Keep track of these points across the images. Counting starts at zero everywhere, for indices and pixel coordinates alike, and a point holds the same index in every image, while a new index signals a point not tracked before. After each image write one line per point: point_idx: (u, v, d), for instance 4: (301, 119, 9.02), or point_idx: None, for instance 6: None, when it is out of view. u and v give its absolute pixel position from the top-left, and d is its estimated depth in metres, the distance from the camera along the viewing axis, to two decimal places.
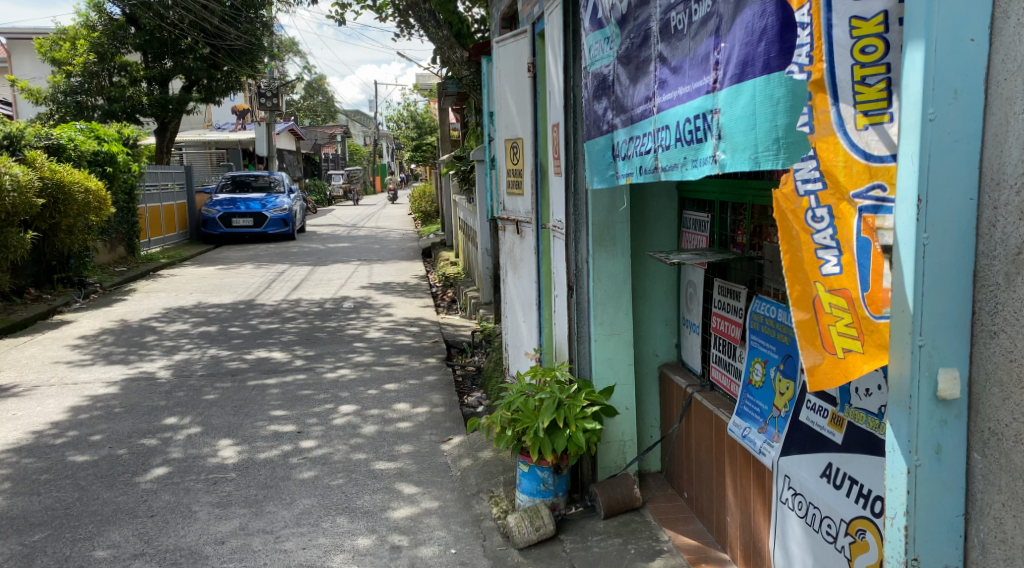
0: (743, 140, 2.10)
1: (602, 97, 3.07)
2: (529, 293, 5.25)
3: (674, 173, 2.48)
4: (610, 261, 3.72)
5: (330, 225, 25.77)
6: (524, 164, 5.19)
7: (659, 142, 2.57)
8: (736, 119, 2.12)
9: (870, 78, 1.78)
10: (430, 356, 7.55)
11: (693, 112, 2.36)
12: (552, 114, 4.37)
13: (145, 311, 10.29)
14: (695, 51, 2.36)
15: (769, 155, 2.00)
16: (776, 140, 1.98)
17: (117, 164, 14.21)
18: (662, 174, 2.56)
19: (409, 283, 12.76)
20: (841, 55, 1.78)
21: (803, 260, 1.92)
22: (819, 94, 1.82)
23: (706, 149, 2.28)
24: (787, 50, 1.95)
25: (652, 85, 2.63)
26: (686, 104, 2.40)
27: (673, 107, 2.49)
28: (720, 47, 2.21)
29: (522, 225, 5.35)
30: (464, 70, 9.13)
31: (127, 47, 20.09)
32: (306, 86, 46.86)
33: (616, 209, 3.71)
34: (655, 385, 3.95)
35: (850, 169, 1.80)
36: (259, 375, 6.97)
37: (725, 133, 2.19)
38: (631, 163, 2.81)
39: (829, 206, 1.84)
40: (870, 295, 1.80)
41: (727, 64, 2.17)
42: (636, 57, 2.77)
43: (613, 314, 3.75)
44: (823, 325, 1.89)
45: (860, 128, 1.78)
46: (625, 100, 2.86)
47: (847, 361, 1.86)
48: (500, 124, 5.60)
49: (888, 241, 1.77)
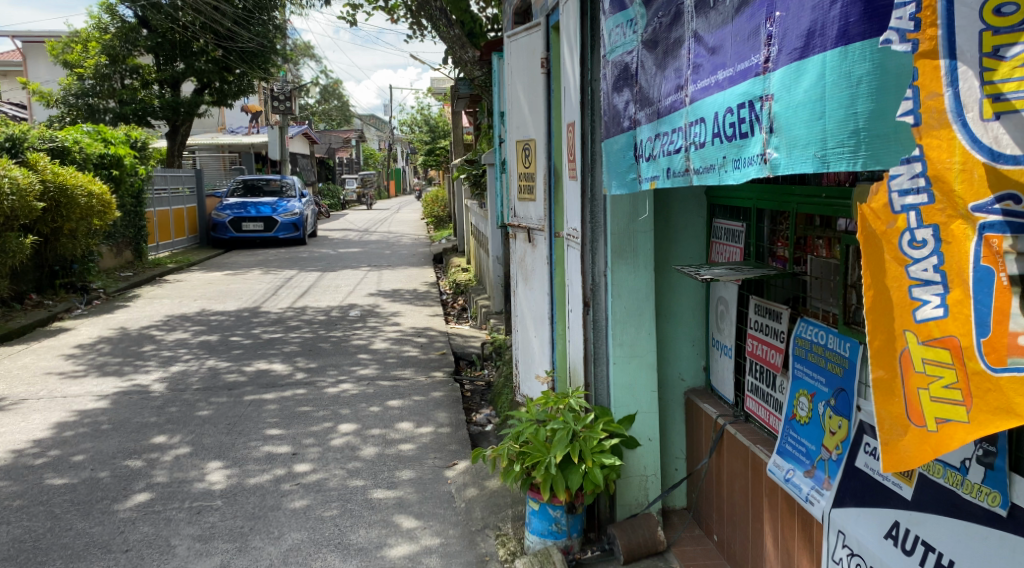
0: (804, 134, 1.74)
1: (623, 88, 2.69)
2: (540, 306, 4.89)
3: (708, 176, 2.12)
4: (631, 275, 3.35)
5: (342, 229, 25.53)
6: (536, 168, 4.82)
7: (691, 138, 2.21)
8: (797, 108, 1.76)
9: (1006, 50, 1.38)
10: (437, 369, 7.19)
11: (738, 100, 1.98)
12: (567, 111, 3.99)
13: (146, 318, 9.98)
14: (740, 26, 1.99)
15: (844, 152, 1.64)
16: (854, 134, 1.62)
17: (125, 167, 13.92)
18: (693, 177, 2.20)
19: (418, 290, 12.41)
20: (967, 15, 1.42)
21: (889, 301, 1.62)
22: (929, 71, 1.47)
23: (753, 146, 1.93)
24: (873, 13, 1.57)
25: (685, 70, 2.26)
26: (727, 92, 2.04)
27: (708, 95, 2.13)
28: (773, 17, 1.85)
29: (534, 233, 4.99)
30: (476, 70, 8.79)
31: (138, 49, 19.73)
32: (321, 89, 46.71)
33: (638, 216, 3.34)
34: (681, 413, 3.59)
35: (970, 173, 1.45)
36: (257, 389, 6.62)
37: (780, 125, 1.83)
38: (655, 165, 2.44)
39: (936, 225, 1.52)
40: (990, 340, 1.46)
41: (783, 37, 1.80)
42: (665, 39, 2.40)
43: (635, 334, 3.38)
44: (912, 388, 1.60)
45: (986, 117, 1.41)
46: (651, 91, 2.48)
47: (939, 436, 1.56)
48: (511, 124, 5.22)
49: (1016, 271, 1.42)
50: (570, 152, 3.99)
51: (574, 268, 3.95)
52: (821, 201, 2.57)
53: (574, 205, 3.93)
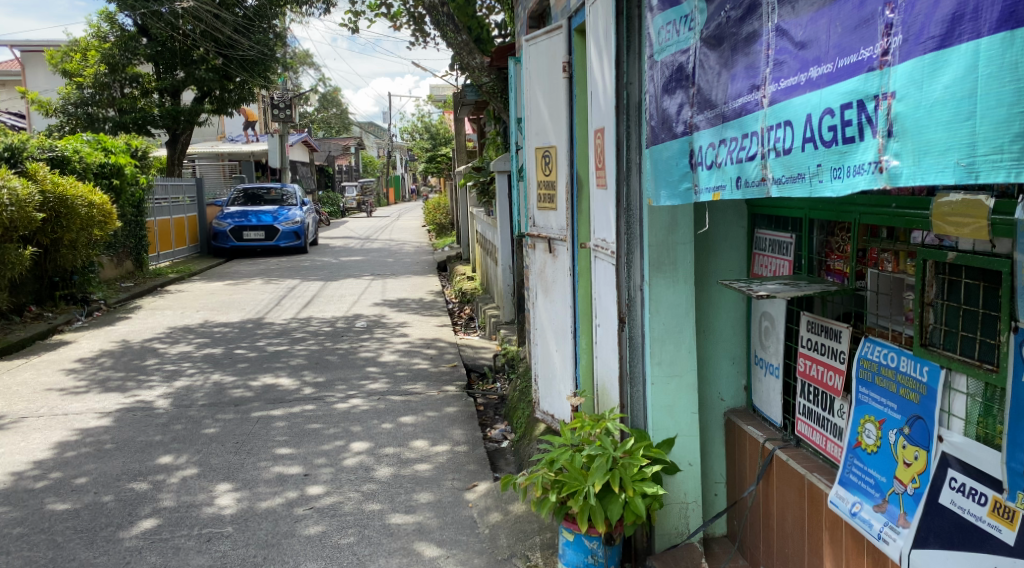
0: (939, 139, 1.63)
1: (675, 91, 2.71)
2: (563, 319, 4.73)
3: (795, 186, 2.08)
4: (670, 290, 3.16)
5: (343, 237, 25.30)
6: (558, 176, 4.63)
7: (768, 144, 2.18)
8: (931, 108, 1.64)
9: None
10: (450, 383, 6.98)
11: (842, 99, 1.90)
12: (595, 117, 3.82)
13: (148, 331, 9.76)
14: (846, 18, 1.90)
15: (1000, 156, 1.52)
16: (1016, 137, 1.50)
17: (125, 177, 13.71)
18: (772, 186, 2.18)
19: (424, 299, 12.20)
20: None
21: None
22: None
23: (863, 153, 1.83)
24: None
25: (763, 68, 2.22)
26: (826, 92, 1.96)
27: (795, 95, 2.08)
28: (894, 5, 1.75)
29: (555, 245, 4.79)
30: (484, 77, 8.56)
31: (138, 58, 19.48)
32: (320, 96, 46.50)
33: (677, 227, 3.15)
34: (720, 435, 3.40)
35: None
36: (265, 406, 6.41)
37: (899, 128, 1.72)
38: (720, 172, 2.42)
39: None
40: None
41: (907, 28, 1.71)
42: (731, 36, 2.39)
43: (674, 352, 3.19)
44: None
45: None
46: (712, 93, 2.49)
47: None
48: (528, 130, 5.03)
49: None
50: (599, 158, 3.80)
51: (606, 282, 3.77)
52: (889, 212, 2.39)
53: (604, 214, 3.74)
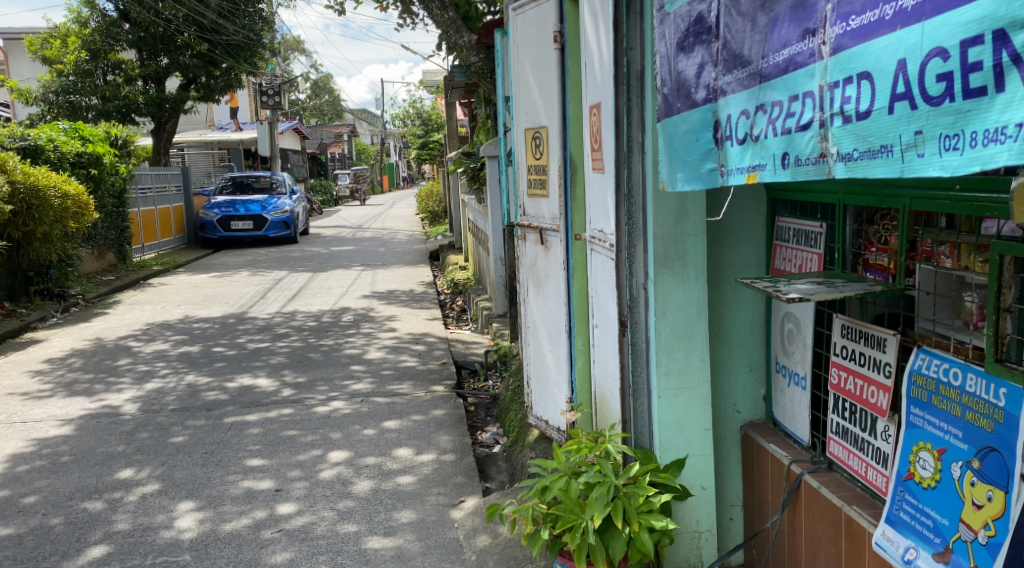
0: None
1: (695, 47, 2.32)
2: (557, 318, 4.31)
3: (877, 163, 1.67)
4: (678, 289, 2.74)
5: (335, 226, 24.82)
6: (550, 160, 4.19)
7: (832, 109, 1.78)
8: None
9: None
10: (438, 382, 6.55)
11: (963, 32, 1.44)
12: (590, 92, 3.38)
13: (124, 327, 9.31)
14: None
15: None
16: None
17: (104, 166, 13.23)
18: (836, 163, 1.79)
19: (414, 290, 11.77)
20: None
21: None
22: None
23: (1007, 108, 1.38)
24: None
25: (822, 7, 1.81)
26: (933, 25, 1.51)
27: (874, 37, 1.65)
28: None
29: (546, 236, 4.36)
30: (472, 56, 8.09)
31: (121, 44, 19.02)
32: (311, 83, 45.87)
33: (687, 216, 2.72)
34: (737, 452, 3.01)
35: None
36: (239, 410, 5.97)
37: None
38: (760, 148, 2.04)
39: None
40: None
41: None
42: None
43: (684, 360, 2.76)
44: None
45: None
46: (743, 47, 2.10)
47: None
48: (518, 110, 4.58)
49: None
50: (596, 138, 3.36)
51: (604, 278, 3.33)
52: (952, 196, 1.96)
53: (602, 201, 3.31)
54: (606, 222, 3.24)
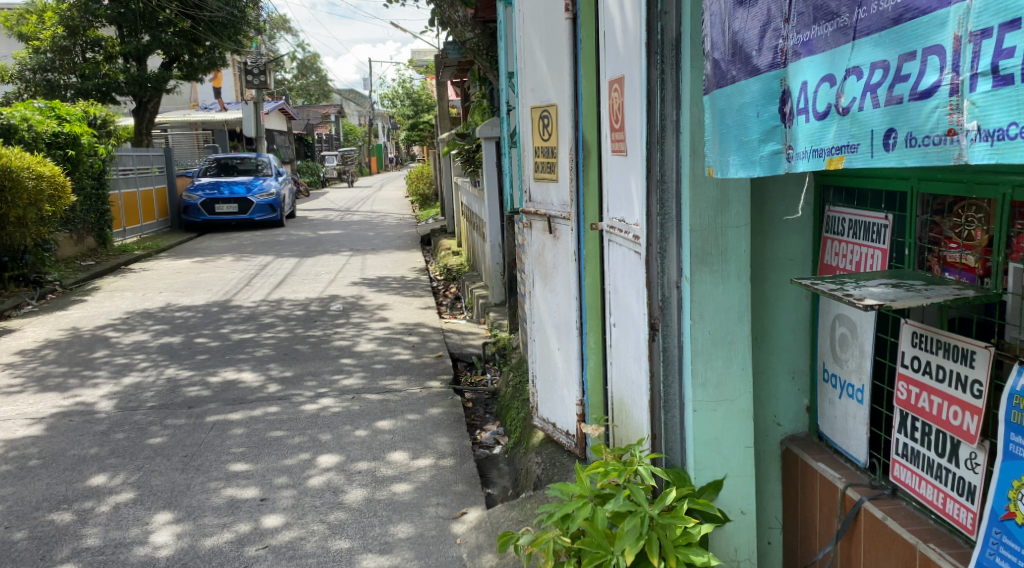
0: None
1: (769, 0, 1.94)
2: (566, 313, 3.99)
3: None
4: (717, 289, 2.41)
5: (323, 209, 24.36)
6: (560, 142, 3.86)
7: (979, 65, 1.38)
8: None
9: None
10: (434, 376, 6.22)
11: None
12: (611, 65, 3.04)
13: (102, 316, 8.92)
14: None
15: None
16: None
17: (81, 147, 12.74)
18: (973, 143, 1.40)
19: (406, 277, 11.42)
20: None
21: None
22: None
23: None
24: None
25: None
26: None
27: None
28: None
29: (555, 224, 4.02)
30: (468, 32, 7.73)
31: (99, 21, 18.45)
32: (297, 63, 45.12)
33: (728, 205, 2.39)
34: (777, 470, 2.70)
35: None
36: (222, 408, 5.62)
37: None
38: (850, 123, 1.69)
39: None
40: None
41: None
42: None
43: (724, 369, 2.44)
44: None
45: None
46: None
47: None
48: (524, 86, 4.23)
49: None
50: (617, 117, 3.02)
51: (627, 274, 3.01)
52: None
53: (624, 186, 2.97)
54: (630, 211, 2.91)
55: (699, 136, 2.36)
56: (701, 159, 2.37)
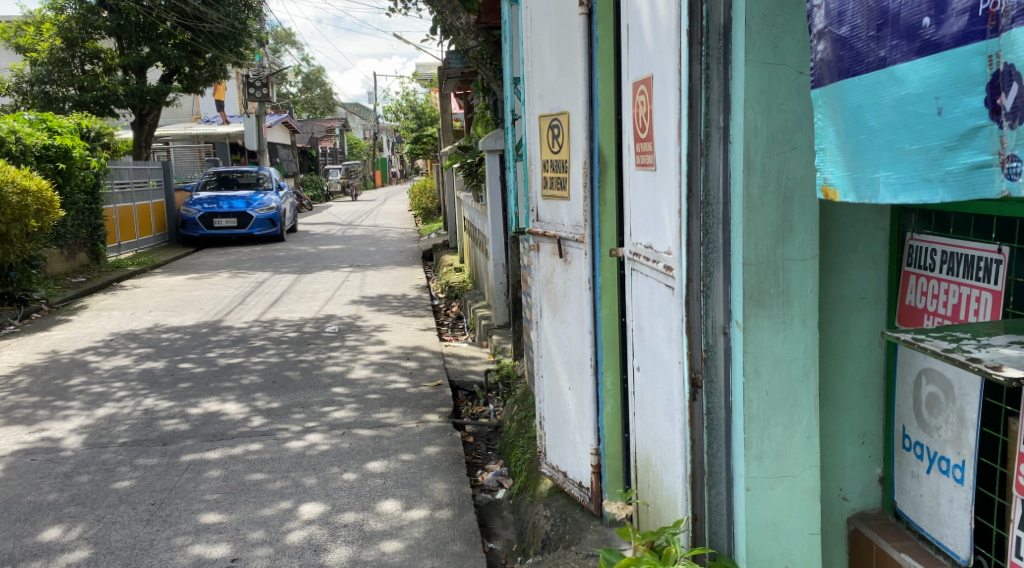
0: None
1: None
2: (578, 348, 3.51)
3: None
4: (776, 338, 1.94)
5: (324, 223, 23.93)
6: (573, 154, 3.38)
7: None
8: None
9: None
10: (432, 409, 5.70)
11: None
12: (636, 62, 2.57)
13: (85, 338, 8.46)
14: None
15: None
16: None
17: (73, 160, 12.31)
18: None
19: (407, 295, 10.94)
20: None
21: None
22: None
23: None
24: None
25: None
26: None
27: None
28: None
29: (566, 247, 3.54)
30: (470, 40, 7.20)
31: (98, 33, 18.05)
32: (301, 76, 44.94)
33: (789, 234, 1.93)
34: (842, 550, 2.24)
35: None
36: (198, 445, 5.12)
37: None
38: None
39: None
40: None
41: None
42: None
43: (785, 438, 1.97)
44: None
45: None
46: None
47: None
48: (531, 92, 3.76)
49: None
50: (642, 122, 2.54)
51: (653, 310, 2.53)
52: None
53: (651, 209, 2.50)
54: (659, 238, 2.43)
55: (754, 146, 1.89)
56: (756, 175, 1.89)
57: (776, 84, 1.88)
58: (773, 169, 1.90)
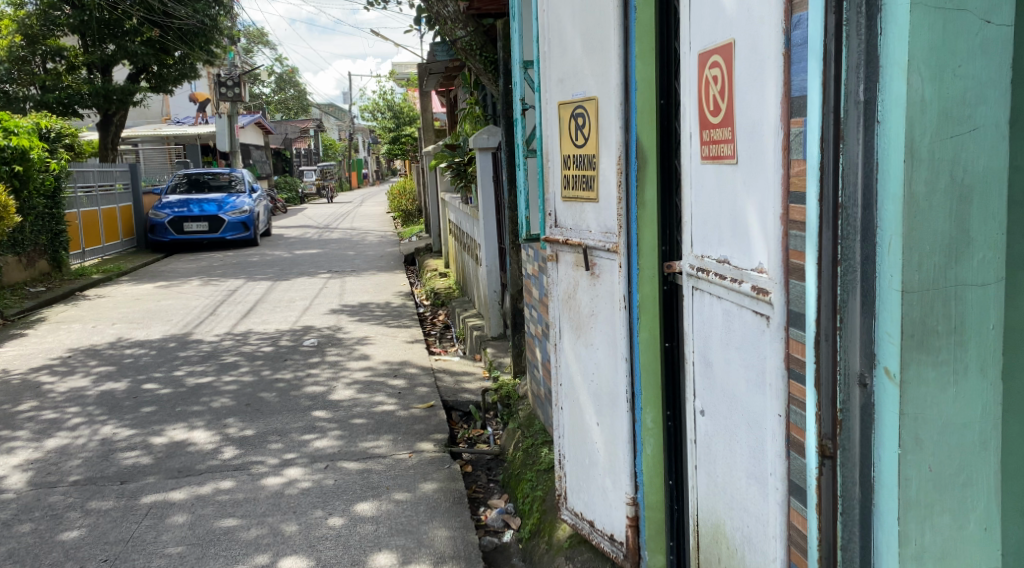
0: None
1: None
2: (607, 378, 2.96)
3: None
4: (941, 396, 1.50)
5: (300, 226, 23.18)
6: (604, 148, 2.85)
7: None
8: None
9: None
10: (426, 436, 5.11)
11: None
12: (701, 28, 2.03)
13: (41, 356, 7.80)
14: None
15: None
16: None
17: (31, 162, 11.59)
18: None
19: (389, 302, 10.34)
20: None
21: None
22: None
23: None
24: None
25: None
26: None
27: None
28: None
29: (593, 258, 3.00)
30: (458, 30, 6.67)
31: (60, 30, 17.21)
32: (274, 77, 44.09)
33: (963, 253, 1.49)
34: None
35: None
36: (161, 483, 4.51)
37: None
38: None
39: None
40: None
41: None
42: None
43: (956, 530, 1.56)
44: None
45: None
46: None
47: None
48: (549, 74, 3.21)
49: None
50: (713, 104, 2.00)
51: (726, 339, 2.00)
52: None
53: (726, 214, 1.96)
54: (743, 250, 1.88)
55: (920, 127, 1.42)
56: (923, 167, 1.43)
57: (951, 43, 1.43)
58: (946, 158, 1.45)
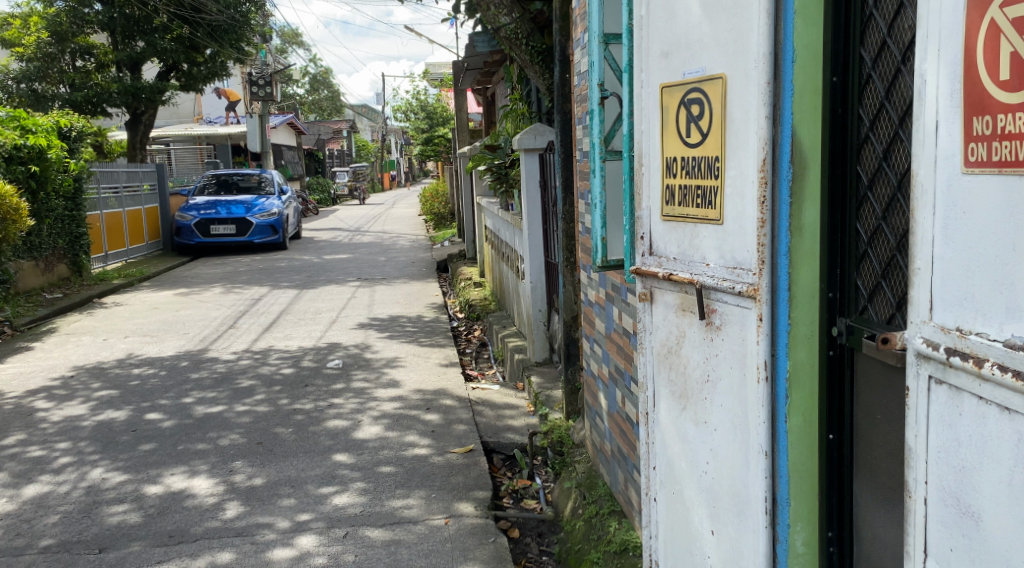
0: None
1: None
2: (730, 471, 2.10)
3: None
4: None
5: (331, 229, 22.49)
6: (734, 150, 2.00)
7: None
8: None
9: None
10: (466, 494, 4.27)
11: None
12: None
13: (41, 375, 7.08)
14: None
15: None
16: None
17: (48, 161, 10.93)
18: None
19: (421, 316, 9.54)
20: None
21: None
22: None
23: None
24: None
25: None
26: None
27: None
28: None
29: (710, 301, 2.13)
30: (502, 16, 5.89)
31: (91, 27, 16.53)
32: (308, 78, 43.51)
33: None
34: None
35: None
36: (148, 552, 3.71)
37: None
38: None
39: None
40: None
41: None
42: None
43: None
44: None
45: None
46: None
47: None
48: (647, 43, 2.36)
49: None
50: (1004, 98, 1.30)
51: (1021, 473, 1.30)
52: None
53: None
54: None
55: None
56: None
57: None
58: None
